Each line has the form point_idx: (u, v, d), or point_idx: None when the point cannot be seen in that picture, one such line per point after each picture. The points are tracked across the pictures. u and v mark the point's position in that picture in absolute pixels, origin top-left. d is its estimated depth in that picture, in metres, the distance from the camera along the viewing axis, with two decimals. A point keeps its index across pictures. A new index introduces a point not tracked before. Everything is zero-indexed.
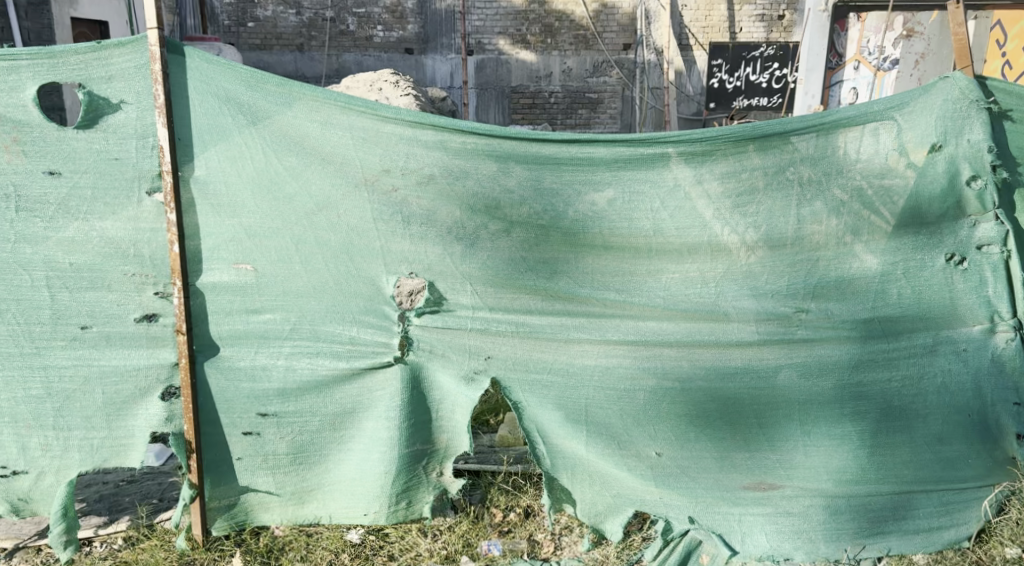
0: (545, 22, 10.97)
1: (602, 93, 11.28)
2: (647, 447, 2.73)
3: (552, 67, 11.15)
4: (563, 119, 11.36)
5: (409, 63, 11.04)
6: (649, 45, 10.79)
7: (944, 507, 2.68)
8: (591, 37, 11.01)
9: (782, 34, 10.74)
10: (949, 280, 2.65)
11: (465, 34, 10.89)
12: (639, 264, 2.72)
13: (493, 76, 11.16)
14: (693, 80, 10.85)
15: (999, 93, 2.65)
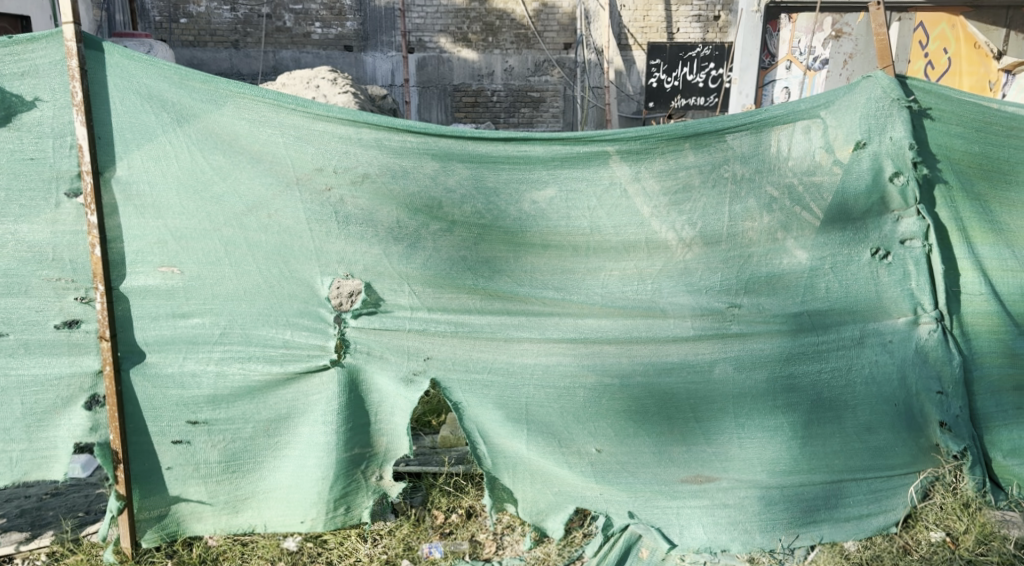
0: (486, 20, 10.96)
1: (545, 92, 11.30)
2: (587, 443, 2.73)
3: (493, 66, 11.16)
4: (506, 119, 11.38)
5: (349, 60, 10.89)
6: (589, 45, 10.79)
7: (873, 494, 2.72)
8: (532, 36, 11.07)
9: (718, 35, 10.87)
10: (874, 274, 2.72)
11: (406, 31, 10.80)
12: (577, 262, 2.73)
13: (435, 75, 11.10)
14: (634, 78, 10.93)
15: (919, 92, 2.72)
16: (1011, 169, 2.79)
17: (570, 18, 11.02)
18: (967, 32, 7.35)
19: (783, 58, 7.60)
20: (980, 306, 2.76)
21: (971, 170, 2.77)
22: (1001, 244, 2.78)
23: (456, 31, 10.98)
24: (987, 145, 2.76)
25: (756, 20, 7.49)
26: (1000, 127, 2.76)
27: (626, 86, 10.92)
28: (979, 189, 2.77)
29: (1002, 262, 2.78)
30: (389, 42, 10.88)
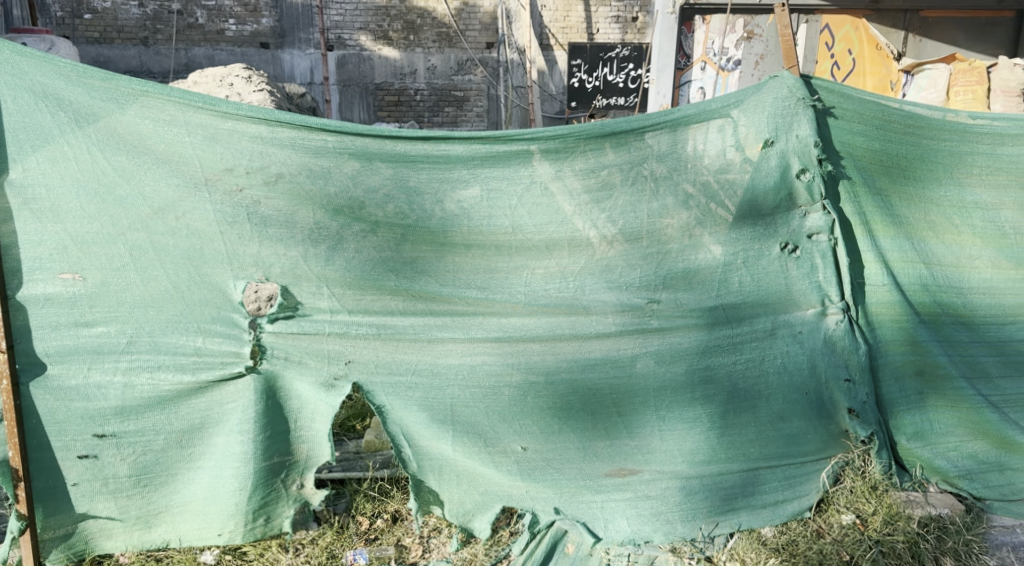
0: (407, 19, 10.91)
1: (468, 90, 11.27)
2: (513, 442, 2.74)
3: (416, 64, 11.09)
4: (430, 119, 11.31)
5: (265, 58, 10.63)
6: (512, 45, 10.78)
7: (787, 480, 2.80)
8: (454, 34, 11.02)
9: (635, 36, 11.12)
10: (784, 267, 2.79)
11: (324, 29, 10.60)
12: (500, 262, 2.73)
13: (355, 73, 10.94)
14: (557, 79, 10.95)
15: (823, 91, 2.79)
16: (909, 165, 2.87)
17: (492, 17, 11.08)
18: (869, 35, 7.48)
19: (698, 59, 7.76)
20: (883, 297, 2.81)
21: (872, 166, 2.83)
22: (902, 237, 2.84)
23: (377, 27, 10.86)
24: (886, 142, 2.83)
25: (671, 23, 7.55)
26: (897, 124, 2.84)
27: (549, 85, 10.92)
28: (881, 183, 2.84)
29: (904, 254, 2.84)
30: (308, 39, 10.68)
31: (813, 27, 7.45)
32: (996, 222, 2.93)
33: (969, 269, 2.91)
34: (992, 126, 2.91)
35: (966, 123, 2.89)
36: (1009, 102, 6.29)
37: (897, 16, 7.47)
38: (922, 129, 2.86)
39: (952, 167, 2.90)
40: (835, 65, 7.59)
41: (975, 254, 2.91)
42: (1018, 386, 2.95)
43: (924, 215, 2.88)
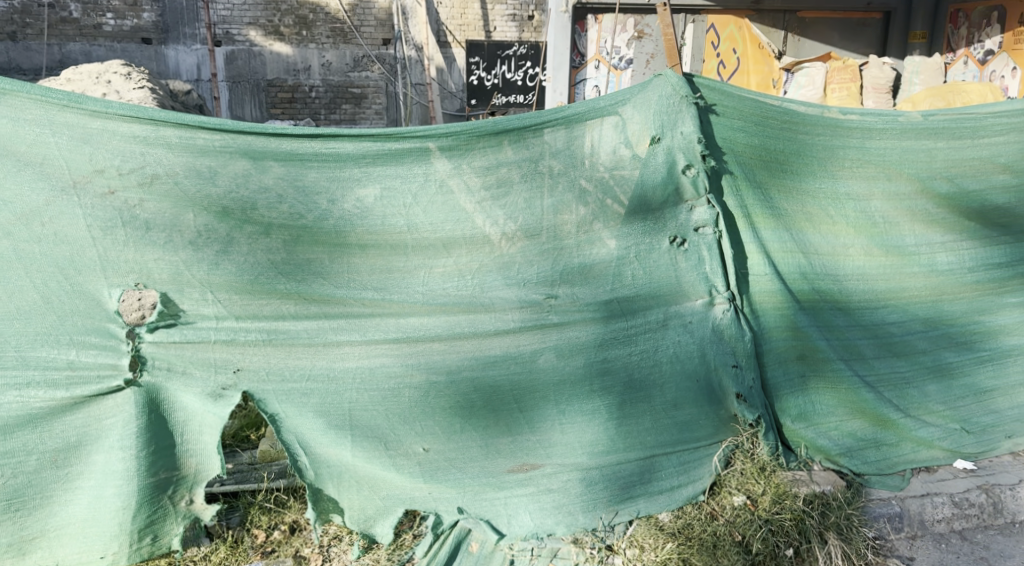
0: (298, 14, 10.62)
1: (365, 88, 11.10)
2: (414, 443, 2.71)
3: (310, 60, 10.82)
4: (326, 115, 11.11)
5: (148, 54, 10.17)
6: (408, 41, 10.86)
7: (682, 466, 2.87)
8: (348, 30, 10.81)
9: (533, 34, 11.25)
10: (673, 261, 2.87)
11: (211, 24, 10.23)
12: (396, 261, 2.69)
13: (245, 69, 10.61)
14: (455, 76, 11.14)
15: (704, 89, 2.86)
16: (787, 159, 2.94)
17: (386, 14, 10.84)
18: (752, 34, 7.38)
19: (592, 58, 7.54)
20: (765, 286, 2.89)
21: (752, 161, 2.90)
22: (781, 229, 2.93)
23: (266, 23, 10.54)
24: (765, 138, 2.91)
25: (565, 21, 7.32)
26: (774, 120, 2.92)
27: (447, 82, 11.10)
28: (760, 177, 2.92)
29: (783, 245, 2.93)
30: (191, 35, 10.28)
31: (700, 27, 7.30)
32: (867, 213, 3.02)
33: (843, 257, 3.00)
34: (861, 121, 2.98)
35: (839, 118, 2.96)
36: (879, 98, 6.74)
37: (776, 16, 7.35)
38: (797, 124, 2.94)
39: (827, 161, 2.98)
40: (721, 65, 7.41)
41: (849, 243, 3.01)
42: (891, 365, 3.07)
43: (802, 207, 2.96)
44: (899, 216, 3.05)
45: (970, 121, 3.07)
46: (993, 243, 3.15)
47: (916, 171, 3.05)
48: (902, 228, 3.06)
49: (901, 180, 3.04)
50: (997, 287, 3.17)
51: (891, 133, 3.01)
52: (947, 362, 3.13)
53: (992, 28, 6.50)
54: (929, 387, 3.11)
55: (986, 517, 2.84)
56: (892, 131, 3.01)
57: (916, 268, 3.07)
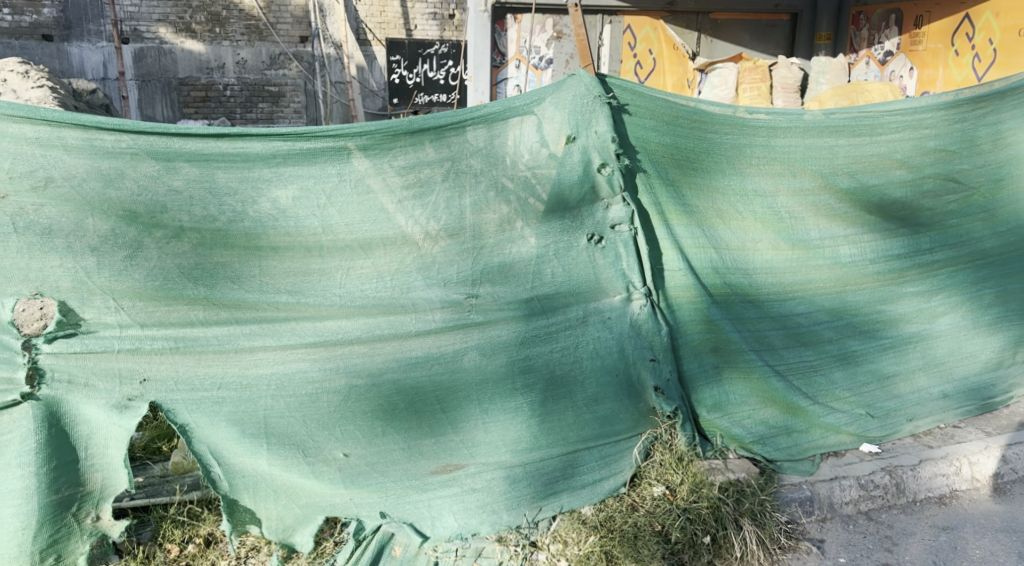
0: (211, 10, 10.81)
1: (282, 86, 11.31)
2: (334, 449, 2.66)
3: (223, 59, 11.03)
4: (243, 114, 11.33)
5: (49, 51, 10.29)
6: (326, 38, 11.06)
7: (603, 460, 2.91)
8: (263, 28, 11.05)
9: (453, 33, 11.59)
10: (591, 257, 2.90)
11: (118, 20, 10.46)
12: (312, 263, 2.63)
13: (156, 67, 10.79)
14: (376, 76, 11.40)
15: (617, 88, 2.88)
16: (697, 157, 3.01)
17: (304, 11, 11.13)
18: (667, 35, 7.45)
19: (512, 58, 7.17)
20: (680, 281, 2.96)
21: (664, 159, 2.96)
22: (693, 225, 3.00)
23: (178, 20, 10.73)
24: (675, 137, 2.96)
25: (485, 20, 6.94)
26: (685, 120, 2.97)
27: (368, 82, 11.32)
28: (672, 175, 2.98)
29: (696, 240, 3.00)
30: (96, 31, 10.41)
31: (617, 27, 7.33)
32: (774, 208, 3.12)
33: (753, 252, 3.10)
34: (767, 119, 3.06)
35: (745, 118, 3.04)
36: (788, 97, 6.76)
37: (690, 17, 7.45)
38: (706, 123, 3.00)
39: (735, 159, 3.06)
40: (637, 65, 7.47)
41: (757, 237, 3.10)
42: (800, 355, 3.19)
43: (713, 204, 3.04)
44: (804, 211, 3.16)
45: (868, 119, 3.16)
46: (892, 235, 3.29)
47: (819, 168, 3.15)
48: (807, 223, 3.16)
49: (805, 177, 3.14)
50: (897, 277, 3.31)
51: (795, 132, 3.10)
52: (851, 350, 3.27)
53: (891, 30, 6.86)
54: (835, 374, 3.25)
55: (890, 497, 2.98)
56: (796, 129, 3.09)
57: (820, 261, 3.18)
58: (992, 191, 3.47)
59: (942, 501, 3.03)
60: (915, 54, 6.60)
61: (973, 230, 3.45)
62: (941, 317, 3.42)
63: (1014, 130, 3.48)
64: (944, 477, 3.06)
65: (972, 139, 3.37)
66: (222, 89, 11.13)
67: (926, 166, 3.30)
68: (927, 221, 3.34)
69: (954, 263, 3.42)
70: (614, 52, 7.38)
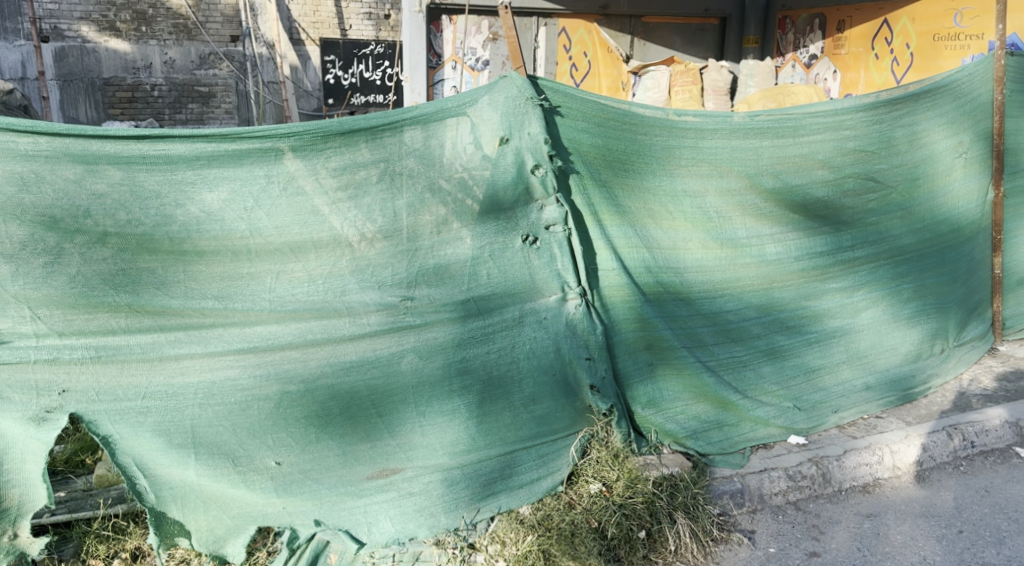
0: (135, 9, 11.05)
1: (213, 86, 11.53)
2: (266, 458, 2.61)
3: (150, 58, 11.25)
4: (172, 115, 11.55)
5: None
6: (257, 37, 11.43)
7: (540, 459, 2.93)
8: (192, 26, 11.35)
9: (391, 33, 11.95)
10: (527, 258, 2.89)
11: (36, 18, 10.55)
12: (239, 267, 2.57)
13: (78, 67, 10.93)
14: (309, 74, 11.78)
15: (549, 91, 2.90)
16: (629, 158, 3.05)
17: (233, 10, 11.49)
18: (601, 38, 7.45)
19: (449, 59, 7.10)
20: (614, 280, 3.00)
21: (597, 160, 2.99)
22: (626, 225, 3.04)
23: (100, 18, 10.93)
24: (607, 139, 3.00)
25: (421, 21, 6.88)
26: (615, 122, 3.01)
27: (303, 81, 11.76)
28: (605, 176, 3.00)
29: (629, 240, 3.04)
30: (14, 30, 10.47)
31: (552, 30, 7.25)
32: (703, 208, 3.19)
33: (684, 251, 3.15)
34: (695, 121, 3.13)
35: (674, 120, 3.10)
36: (718, 100, 6.92)
37: (622, 21, 7.49)
38: (636, 125, 3.05)
39: (666, 160, 3.11)
40: (572, 68, 7.42)
41: (688, 237, 3.16)
42: (730, 351, 3.27)
43: (644, 204, 3.09)
44: (732, 211, 3.23)
45: (791, 121, 3.27)
46: (815, 233, 3.39)
47: (745, 168, 3.23)
48: (735, 222, 3.24)
49: (732, 177, 3.21)
50: (820, 274, 3.42)
51: (722, 133, 3.17)
52: (779, 345, 3.37)
53: (814, 34, 7.08)
54: (764, 369, 3.35)
55: (817, 487, 3.08)
56: (722, 131, 3.17)
57: (748, 259, 3.26)
58: (909, 190, 3.61)
59: (866, 489, 3.13)
60: (838, 58, 6.86)
61: (892, 227, 3.59)
62: (864, 312, 3.56)
63: (927, 131, 3.64)
64: (867, 466, 3.17)
65: (889, 139, 3.51)
66: (150, 89, 11.30)
67: (846, 166, 3.42)
68: (848, 220, 3.46)
69: (874, 259, 3.55)
70: (549, 56, 7.33)
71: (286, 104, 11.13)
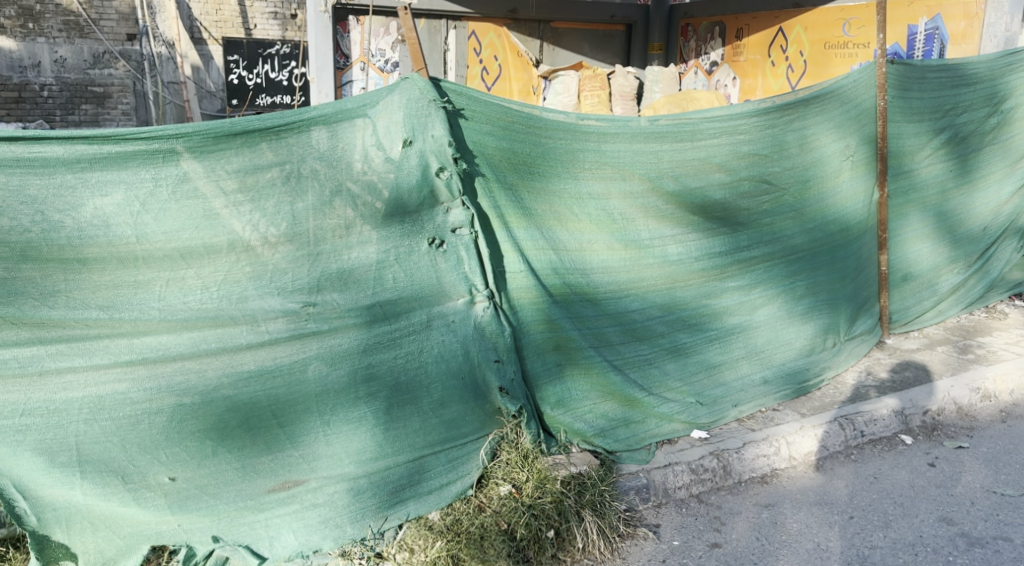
0: (21, 4, 10.86)
1: (108, 86, 11.46)
2: (159, 474, 2.54)
3: (39, 56, 11.08)
4: (64, 115, 11.39)
5: None
6: (156, 36, 11.28)
7: (450, 463, 2.91)
8: (84, 24, 11.16)
9: (296, 33, 12.07)
10: (433, 262, 2.86)
11: None
12: (125, 275, 2.46)
13: None
14: (212, 76, 11.82)
15: (451, 93, 2.88)
16: (534, 162, 3.07)
17: (129, 8, 11.29)
18: (510, 42, 7.31)
19: (358, 59, 6.99)
20: (521, 282, 3.00)
21: (502, 163, 2.99)
22: (533, 228, 3.05)
23: None
24: (512, 142, 3.00)
25: (326, 21, 6.73)
26: (520, 125, 3.02)
27: (205, 81, 11.76)
28: (510, 179, 3.01)
29: (536, 243, 3.06)
30: None
31: (461, 33, 7.07)
32: (607, 210, 3.24)
33: (589, 252, 3.20)
34: (597, 125, 3.18)
35: (576, 123, 3.15)
36: (625, 105, 7.13)
37: (531, 26, 7.37)
38: (540, 129, 3.07)
39: (570, 164, 3.15)
40: (483, 72, 7.24)
41: (593, 239, 3.21)
42: (635, 349, 3.35)
43: (549, 206, 3.12)
44: (635, 213, 3.30)
45: (689, 125, 3.36)
46: (713, 234, 3.50)
47: (645, 171, 3.30)
48: (638, 224, 3.31)
49: (634, 180, 3.28)
50: (719, 273, 3.53)
51: (623, 137, 3.24)
52: (682, 343, 3.46)
53: (715, 41, 7.38)
54: (668, 366, 3.45)
55: (718, 479, 3.18)
56: (624, 135, 3.23)
57: (651, 259, 3.34)
58: (801, 191, 3.77)
59: (764, 479, 3.25)
60: (737, 65, 7.18)
61: (786, 228, 3.74)
62: (760, 309, 3.70)
63: (817, 135, 3.81)
64: (765, 457, 3.29)
65: (781, 144, 3.66)
66: (38, 89, 11.16)
67: (741, 169, 3.54)
68: (745, 220, 3.59)
69: (769, 258, 3.69)
70: (460, 59, 7.12)
71: (188, 109, 11.12)
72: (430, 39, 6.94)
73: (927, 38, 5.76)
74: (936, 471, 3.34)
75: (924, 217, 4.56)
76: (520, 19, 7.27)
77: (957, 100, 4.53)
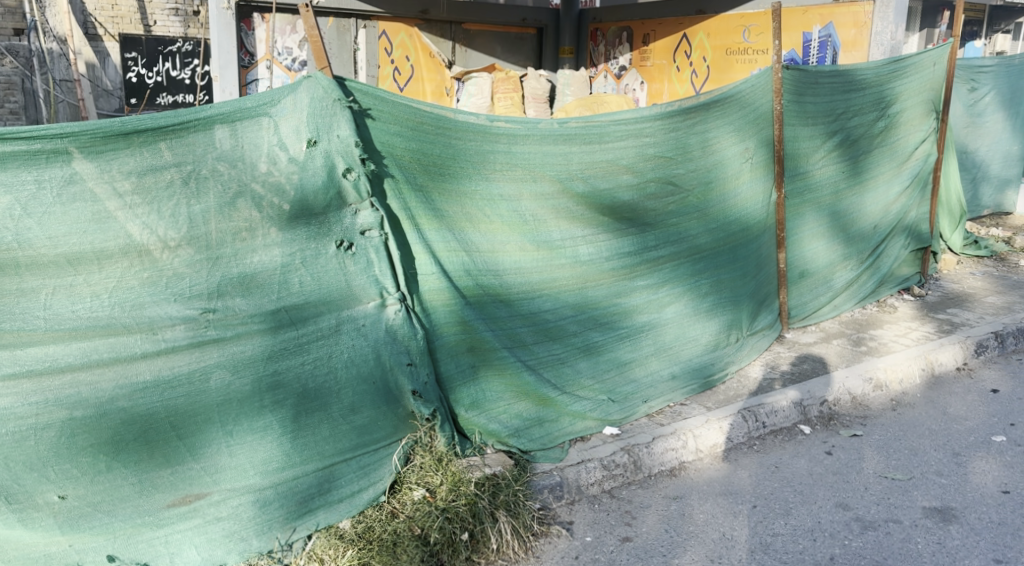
0: None
1: None
2: (47, 493, 2.41)
3: None
4: None
5: None
6: (48, 32, 10.82)
7: (362, 470, 2.87)
8: None
9: (199, 30, 11.81)
10: (342, 265, 2.81)
11: None
12: (4, 284, 2.31)
13: None
14: (110, 72, 11.34)
15: (357, 93, 2.83)
16: (445, 164, 3.06)
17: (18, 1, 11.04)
18: (422, 43, 7.26)
19: (263, 58, 6.81)
20: (433, 284, 2.99)
21: (411, 164, 2.96)
22: (444, 229, 3.04)
23: None
24: (421, 143, 2.98)
25: (229, 19, 6.53)
26: (429, 126, 3.00)
27: (102, 80, 11.24)
28: (421, 180, 2.99)
29: (447, 244, 3.05)
30: None
31: (372, 32, 6.95)
32: (518, 211, 3.26)
33: (501, 253, 3.21)
34: (507, 127, 3.19)
35: (486, 125, 3.14)
36: (537, 107, 7.44)
37: (445, 26, 7.35)
38: (450, 130, 3.06)
39: (481, 165, 3.15)
40: (396, 73, 7.16)
41: (505, 240, 3.23)
42: (548, 349, 3.39)
43: (461, 208, 3.11)
44: (545, 214, 3.33)
45: (596, 128, 3.41)
46: (622, 234, 3.58)
47: (556, 173, 3.34)
48: (549, 224, 3.34)
49: (545, 181, 3.31)
50: (628, 272, 3.62)
51: (533, 139, 3.26)
52: (593, 341, 3.54)
53: (624, 46, 7.62)
54: (580, 364, 3.51)
55: (629, 474, 3.25)
56: (533, 136, 3.25)
57: (562, 260, 3.38)
58: (704, 193, 3.90)
59: (673, 473, 3.34)
60: (645, 69, 7.43)
61: (690, 227, 3.85)
62: (667, 307, 3.81)
63: (719, 138, 3.95)
64: (674, 451, 3.38)
65: (685, 146, 3.76)
66: None
67: (648, 171, 3.62)
68: (652, 221, 3.68)
69: (676, 257, 3.80)
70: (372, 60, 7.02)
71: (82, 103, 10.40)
72: (339, 39, 6.81)
73: (821, 44, 6.05)
74: (833, 459, 3.50)
75: (820, 217, 4.79)
76: (433, 19, 7.21)
77: (849, 104, 4.77)
